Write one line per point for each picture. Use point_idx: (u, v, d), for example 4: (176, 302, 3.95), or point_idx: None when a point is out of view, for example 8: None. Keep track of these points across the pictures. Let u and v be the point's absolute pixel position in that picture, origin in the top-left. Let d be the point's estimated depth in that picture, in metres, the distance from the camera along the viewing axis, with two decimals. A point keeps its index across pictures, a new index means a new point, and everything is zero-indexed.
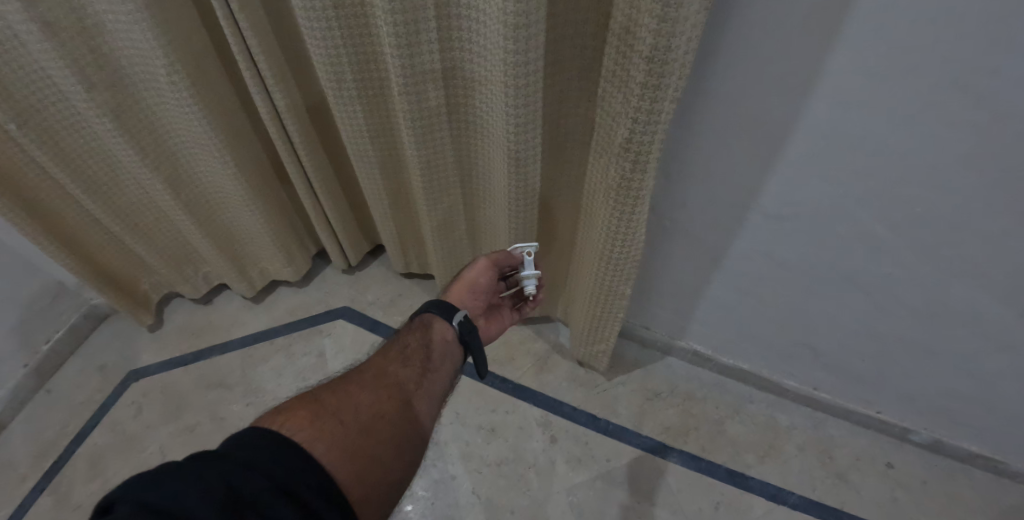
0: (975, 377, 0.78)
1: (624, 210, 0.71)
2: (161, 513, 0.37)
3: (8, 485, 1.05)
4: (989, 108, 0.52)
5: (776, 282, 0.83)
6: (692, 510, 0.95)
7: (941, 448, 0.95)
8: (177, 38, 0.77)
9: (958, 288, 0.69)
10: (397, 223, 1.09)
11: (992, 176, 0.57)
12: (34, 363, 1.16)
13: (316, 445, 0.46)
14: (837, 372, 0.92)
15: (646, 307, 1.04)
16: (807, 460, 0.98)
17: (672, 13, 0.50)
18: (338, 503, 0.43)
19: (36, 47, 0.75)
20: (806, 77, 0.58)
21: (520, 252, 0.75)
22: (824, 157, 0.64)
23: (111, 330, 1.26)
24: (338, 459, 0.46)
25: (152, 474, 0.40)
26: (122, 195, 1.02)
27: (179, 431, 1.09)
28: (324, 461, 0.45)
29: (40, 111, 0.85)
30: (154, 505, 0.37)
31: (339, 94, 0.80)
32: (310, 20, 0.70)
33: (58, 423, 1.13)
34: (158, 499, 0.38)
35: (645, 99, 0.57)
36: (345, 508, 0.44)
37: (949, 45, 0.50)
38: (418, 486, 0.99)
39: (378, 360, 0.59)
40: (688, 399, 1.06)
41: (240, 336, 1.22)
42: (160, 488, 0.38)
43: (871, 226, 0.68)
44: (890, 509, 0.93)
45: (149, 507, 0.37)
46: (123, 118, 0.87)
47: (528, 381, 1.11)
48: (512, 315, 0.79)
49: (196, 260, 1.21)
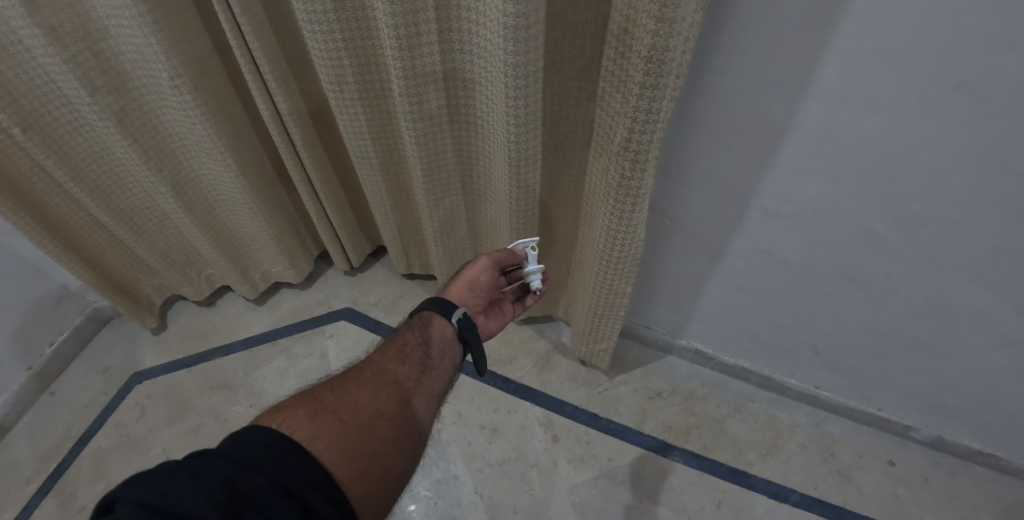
0: (977, 373, 0.79)
1: (624, 209, 0.71)
2: (161, 512, 0.37)
3: (13, 488, 1.06)
4: (987, 105, 0.53)
5: (777, 280, 0.83)
6: (695, 508, 0.95)
7: (942, 445, 0.95)
8: (179, 41, 0.78)
9: (959, 285, 0.69)
10: (399, 224, 1.09)
11: (992, 172, 0.57)
12: (38, 365, 1.17)
13: (315, 444, 0.46)
14: (839, 369, 0.93)
15: (647, 306, 1.04)
16: (809, 458, 0.99)
17: (670, 12, 0.50)
18: (337, 501, 0.44)
19: (40, 51, 0.76)
20: (805, 76, 0.59)
21: (521, 250, 0.74)
22: (822, 156, 0.65)
23: (115, 333, 1.27)
24: (337, 457, 0.46)
25: (152, 473, 0.40)
26: (125, 197, 1.02)
27: (183, 432, 1.09)
28: (322, 459, 0.46)
29: (44, 115, 0.85)
30: (154, 504, 0.38)
31: (339, 96, 0.80)
32: (310, 23, 0.71)
33: (62, 425, 1.13)
34: (158, 498, 0.38)
35: (643, 99, 0.58)
36: (343, 507, 0.44)
37: (946, 42, 0.50)
38: (421, 485, 0.99)
39: (378, 358, 0.59)
40: (689, 398, 1.07)
41: (242, 338, 1.23)
42: (160, 487, 0.39)
43: (871, 224, 0.68)
44: (892, 506, 0.93)
45: (149, 506, 0.37)
46: (126, 121, 0.87)
47: (529, 381, 1.11)
48: (512, 310, 0.79)
49: (199, 261, 1.21)
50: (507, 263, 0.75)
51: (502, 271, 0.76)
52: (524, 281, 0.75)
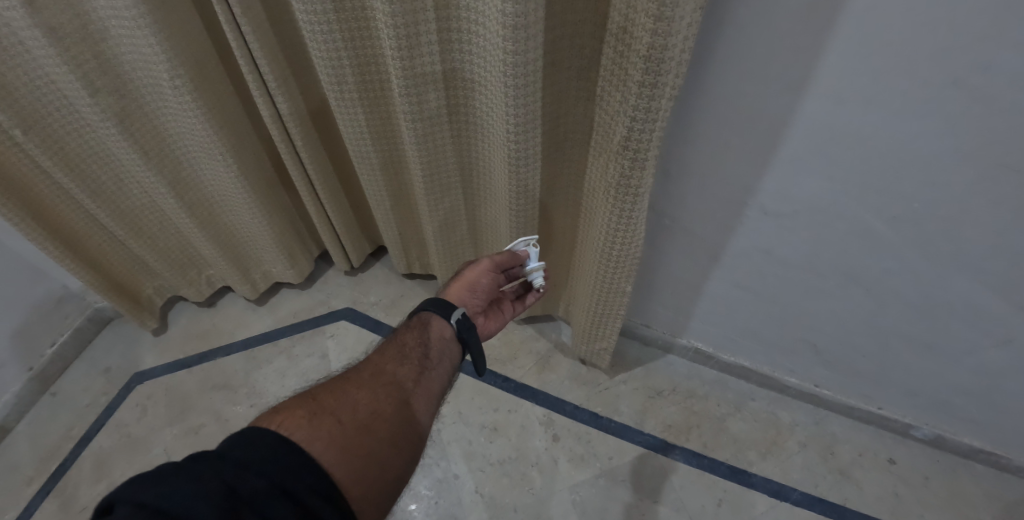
0: (976, 371, 0.79)
1: (624, 208, 0.71)
2: (160, 513, 0.37)
3: (15, 488, 1.06)
4: (985, 103, 0.53)
5: (777, 279, 0.83)
6: (695, 507, 0.95)
7: (942, 443, 0.95)
8: (179, 42, 0.78)
9: (958, 283, 0.69)
10: (399, 223, 1.09)
11: (990, 170, 0.57)
12: (39, 366, 1.17)
13: (314, 445, 0.46)
14: (839, 368, 0.93)
15: (647, 305, 1.04)
16: (809, 457, 0.99)
17: (668, 12, 0.50)
18: (335, 502, 0.44)
19: (40, 52, 0.76)
20: (804, 75, 0.59)
21: (523, 250, 0.75)
22: (821, 155, 0.65)
23: (116, 333, 1.27)
24: (335, 458, 0.46)
25: (152, 474, 0.40)
26: (125, 198, 1.03)
27: (184, 432, 1.10)
28: (321, 459, 0.46)
29: (45, 116, 0.86)
30: (155, 505, 0.38)
31: (339, 96, 0.81)
32: (310, 23, 0.71)
33: (63, 426, 1.13)
34: (158, 499, 0.38)
35: (642, 98, 0.58)
36: (342, 507, 0.45)
37: (944, 41, 0.51)
38: (422, 485, 0.99)
39: (376, 359, 0.59)
40: (690, 397, 1.07)
41: (243, 338, 1.23)
42: (160, 489, 0.39)
43: (870, 222, 0.68)
44: (893, 504, 0.93)
45: (149, 507, 0.38)
46: (127, 122, 0.88)
47: (530, 380, 1.11)
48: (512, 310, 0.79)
49: (199, 262, 1.21)
50: (510, 266, 0.74)
51: (504, 274, 0.76)
52: (526, 279, 0.76)
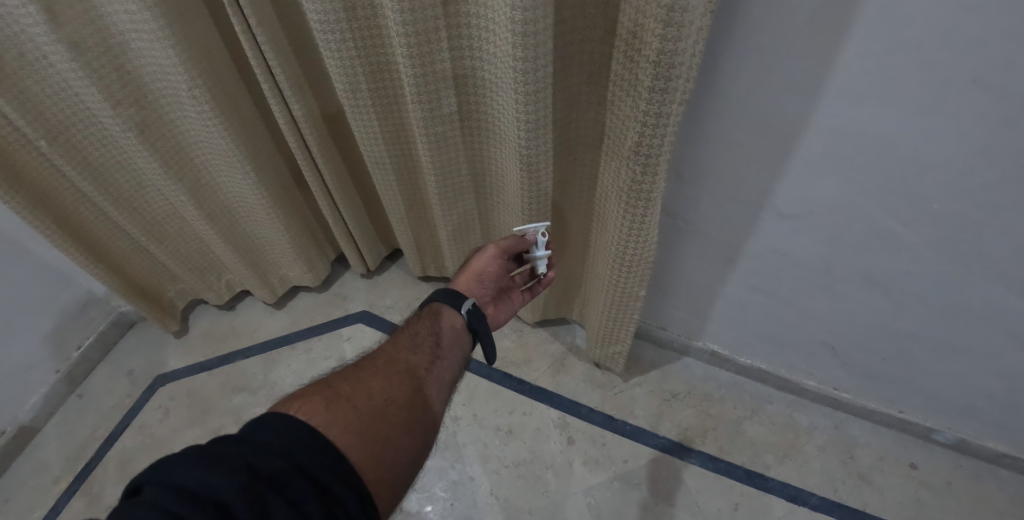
0: (1001, 376, 0.77)
1: (635, 211, 0.71)
2: (185, 493, 0.39)
3: (43, 487, 1.09)
4: (1005, 101, 0.51)
5: (794, 281, 0.82)
6: (711, 510, 0.94)
7: (966, 448, 0.93)
8: (196, 52, 0.79)
9: (980, 284, 0.67)
10: (413, 227, 1.10)
11: (1013, 168, 0.56)
12: (66, 369, 1.20)
13: (330, 430, 0.47)
14: (859, 371, 0.91)
15: (662, 307, 1.04)
16: (828, 461, 0.97)
17: (677, 16, 0.50)
18: (351, 485, 0.44)
19: (65, 68, 0.79)
20: (817, 76, 0.58)
21: (531, 235, 0.73)
22: (838, 156, 0.64)
23: (139, 336, 1.31)
24: (350, 442, 0.47)
25: (174, 458, 0.41)
26: (147, 205, 1.05)
27: (204, 433, 1.12)
28: (337, 444, 0.46)
29: (68, 128, 0.89)
30: (179, 486, 0.39)
31: (353, 103, 0.82)
32: (325, 32, 0.72)
33: (90, 426, 1.17)
34: (184, 480, 0.40)
35: (653, 103, 0.58)
36: (360, 489, 0.45)
37: (961, 38, 0.50)
38: (438, 487, 1.00)
39: (389, 348, 0.60)
40: (706, 400, 1.06)
41: (262, 341, 1.25)
42: (185, 470, 0.40)
43: (888, 223, 0.67)
44: (914, 509, 0.91)
45: (175, 488, 0.39)
46: (147, 133, 0.90)
47: (544, 383, 1.11)
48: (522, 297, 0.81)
49: (219, 267, 1.23)
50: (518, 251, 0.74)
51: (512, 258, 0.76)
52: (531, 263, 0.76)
